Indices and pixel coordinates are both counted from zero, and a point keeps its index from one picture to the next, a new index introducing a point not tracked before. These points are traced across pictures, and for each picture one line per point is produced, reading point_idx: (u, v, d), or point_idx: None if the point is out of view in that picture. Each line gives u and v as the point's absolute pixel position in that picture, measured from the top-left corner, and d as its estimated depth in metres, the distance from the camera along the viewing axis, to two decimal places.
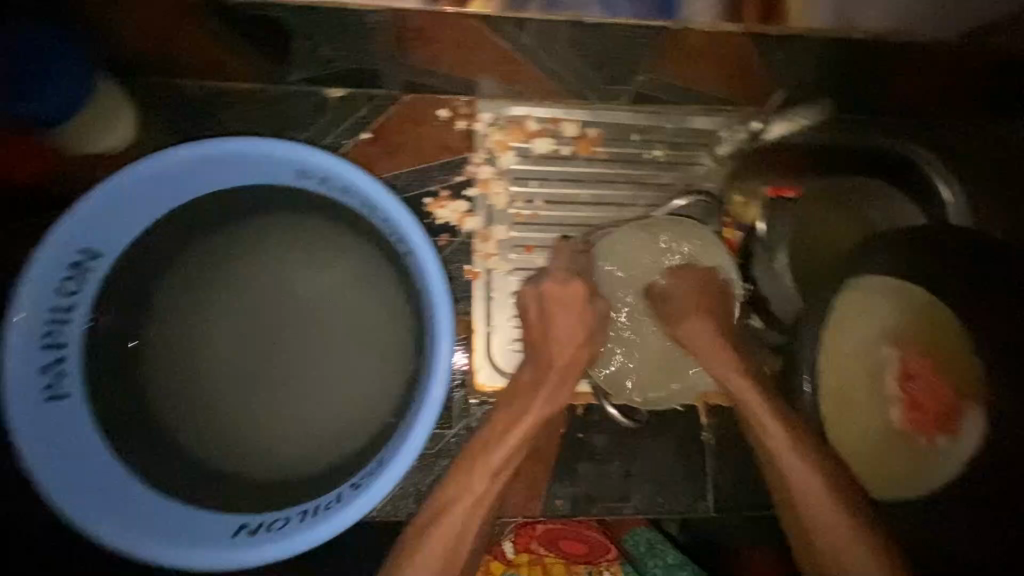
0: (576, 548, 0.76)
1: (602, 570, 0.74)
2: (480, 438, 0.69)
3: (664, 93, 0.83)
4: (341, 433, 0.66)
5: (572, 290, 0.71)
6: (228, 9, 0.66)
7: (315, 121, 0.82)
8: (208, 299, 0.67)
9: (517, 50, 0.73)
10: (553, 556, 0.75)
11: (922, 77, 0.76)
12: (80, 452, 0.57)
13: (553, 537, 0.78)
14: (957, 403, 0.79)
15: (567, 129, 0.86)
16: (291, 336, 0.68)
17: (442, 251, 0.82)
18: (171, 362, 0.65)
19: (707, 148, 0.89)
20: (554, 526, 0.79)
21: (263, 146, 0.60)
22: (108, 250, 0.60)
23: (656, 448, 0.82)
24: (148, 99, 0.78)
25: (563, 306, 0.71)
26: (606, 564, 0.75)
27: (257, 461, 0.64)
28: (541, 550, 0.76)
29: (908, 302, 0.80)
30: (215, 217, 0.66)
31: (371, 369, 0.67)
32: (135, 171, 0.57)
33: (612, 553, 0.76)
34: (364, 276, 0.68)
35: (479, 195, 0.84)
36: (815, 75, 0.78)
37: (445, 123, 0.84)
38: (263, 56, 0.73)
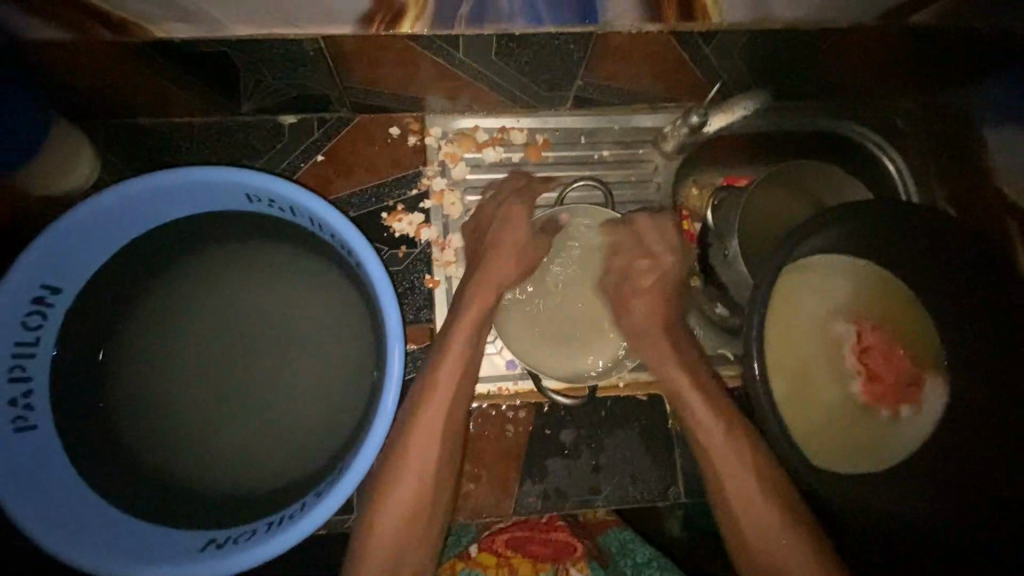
0: (543, 550, 0.73)
1: (567, 569, 0.71)
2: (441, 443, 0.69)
3: (603, 95, 0.87)
4: (310, 444, 0.68)
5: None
6: (164, 52, 0.67)
7: (272, 148, 0.85)
8: (175, 325, 0.70)
9: (452, 66, 0.75)
10: (519, 556, 0.72)
11: (848, 58, 0.79)
12: (50, 479, 0.60)
13: (520, 540, 0.75)
14: (917, 373, 0.81)
15: (516, 137, 0.89)
16: (257, 354, 0.70)
17: (402, 263, 0.84)
18: (140, 387, 0.68)
19: (654, 145, 0.92)
20: (521, 532, 0.76)
21: (210, 175, 0.63)
22: (68, 286, 0.63)
23: (626, 439, 0.80)
24: (112, 140, 0.83)
25: None
26: (572, 563, 0.72)
27: (227, 476, 0.67)
28: (508, 553, 0.73)
29: (860, 278, 0.83)
30: (173, 246, 0.69)
31: (333, 381, 0.69)
32: (86, 208, 0.60)
33: (578, 551, 0.73)
34: (322, 291, 0.70)
35: (434, 206, 0.86)
36: (747, 65, 0.81)
37: (397, 140, 0.87)
38: (213, 91, 0.77)
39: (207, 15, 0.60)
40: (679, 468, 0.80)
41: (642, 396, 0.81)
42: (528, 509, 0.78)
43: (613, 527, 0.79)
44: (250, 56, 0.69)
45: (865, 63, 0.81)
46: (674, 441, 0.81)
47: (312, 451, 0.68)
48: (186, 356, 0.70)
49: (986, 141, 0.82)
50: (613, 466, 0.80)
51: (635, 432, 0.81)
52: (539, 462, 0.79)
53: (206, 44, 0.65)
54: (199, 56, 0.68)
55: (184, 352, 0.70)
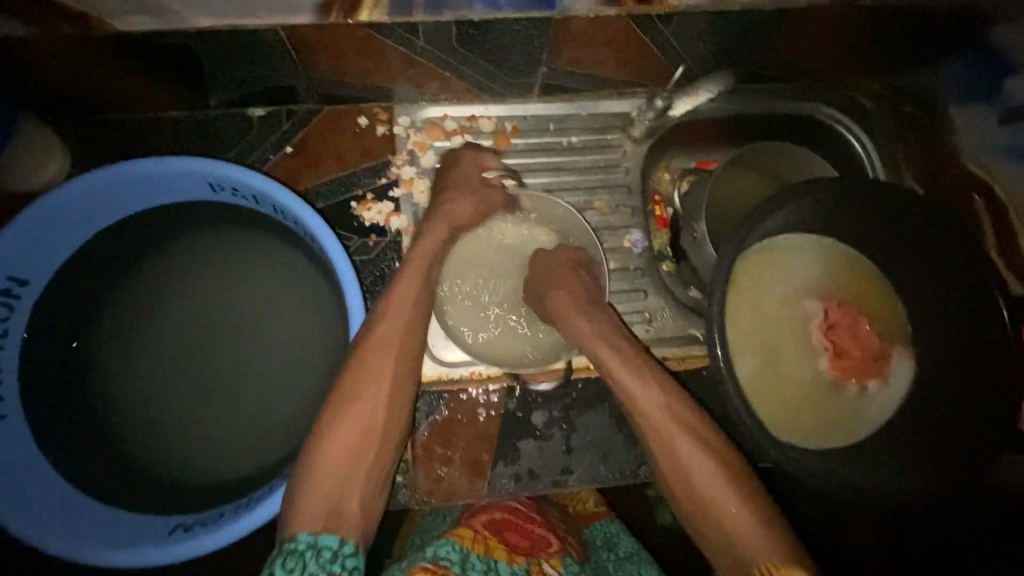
0: (520, 540, 0.68)
1: (541, 561, 0.65)
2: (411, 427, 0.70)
3: (570, 81, 0.87)
4: (280, 430, 0.69)
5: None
6: (128, 46, 0.67)
7: (243, 139, 0.86)
8: (146, 315, 0.71)
9: (416, 54, 0.76)
10: (496, 539, 0.67)
11: (809, 36, 0.80)
12: (18, 466, 0.61)
13: (499, 528, 0.70)
14: (884, 348, 0.83)
15: (484, 125, 0.90)
16: (227, 343, 0.71)
17: (373, 251, 0.85)
18: (111, 376, 0.69)
19: (623, 130, 0.93)
20: (501, 520, 0.71)
21: (170, 165, 0.63)
22: (35, 277, 0.64)
23: (597, 419, 0.81)
24: (80, 134, 0.83)
25: None
26: (546, 557, 0.66)
27: (198, 462, 0.68)
28: (484, 531, 0.68)
29: (826, 257, 0.85)
30: (140, 237, 0.70)
31: (301, 367, 0.70)
32: (46, 199, 0.60)
33: (553, 548, 0.69)
34: (289, 279, 0.71)
35: (404, 195, 0.87)
36: (710, 47, 0.82)
37: (365, 130, 0.88)
38: (179, 84, 0.77)
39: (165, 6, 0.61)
40: (651, 447, 0.81)
41: None
42: (502, 491, 0.79)
43: (606, 520, 0.81)
44: (212, 48, 0.70)
45: (826, 43, 0.82)
46: None
47: (283, 437, 0.69)
48: (157, 346, 0.70)
49: None
50: (584, 446, 0.81)
51: (607, 412, 0.82)
52: (511, 443, 0.80)
53: (166, 36, 0.66)
54: (159, 48, 0.68)
55: (154, 341, 0.70)
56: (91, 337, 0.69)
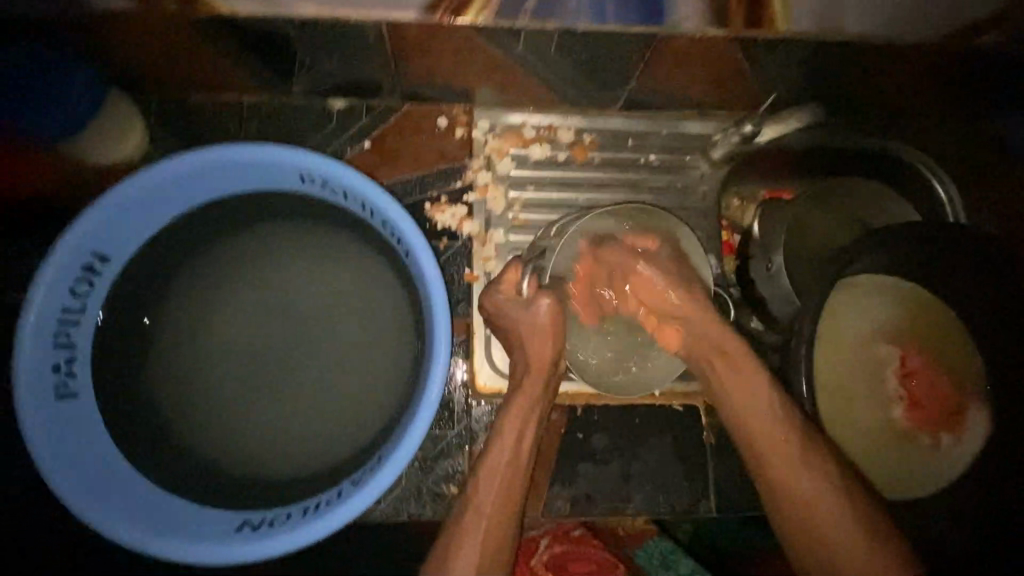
0: (585, 569, 0.73)
1: None
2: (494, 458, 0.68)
3: (655, 99, 0.85)
4: (347, 430, 0.67)
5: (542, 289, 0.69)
6: (228, 28, 0.66)
7: (320, 131, 0.85)
8: (219, 300, 0.69)
9: (510, 60, 0.75)
10: None
11: (913, 74, 0.78)
12: (86, 447, 0.60)
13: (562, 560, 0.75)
14: (960, 401, 0.80)
15: (563, 135, 0.88)
16: (298, 337, 0.70)
17: (442, 255, 0.84)
18: (180, 361, 0.68)
19: (702, 152, 0.91)
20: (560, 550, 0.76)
21: (265, 153, 0.62)
22: (118, 254, 0.63)
23: (658, 446, 0.79)
24: (160, 113, 0.83)
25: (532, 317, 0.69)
26: None
27: (262, 457, 0.67)
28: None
29: (906, 299, 0.82)
30: (221, 221, 0.68)
31: (372, 369, 0.68)
32: (140, 177, 0.59)
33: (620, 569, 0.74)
34: (367, 277, 0.69)
35: (478, 200, 0.85)
36: (807, 77, 0.79)
37: (444, 131, 0.86)
38: (267, 69, 0.76)
39: None
40: (712, 481, 0.79)
41: (677, 404, 0.80)
42: (557, 513, 0.77)
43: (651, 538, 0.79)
44: (311, 37, 0.68)
45: (929, 83, 0.79)
46: (708, 454, 0.80)
47: (349, 439, 0.67)
48: (227, 332, 0.69)
49: None
50: (644, 475, 0.78)
51: (669, 440, 0.79)
52: (570, 464, 0.78)
53: (269, 21, 0.65)
54: (258, 33, 0.67)
55: (225, 327, 0.69)
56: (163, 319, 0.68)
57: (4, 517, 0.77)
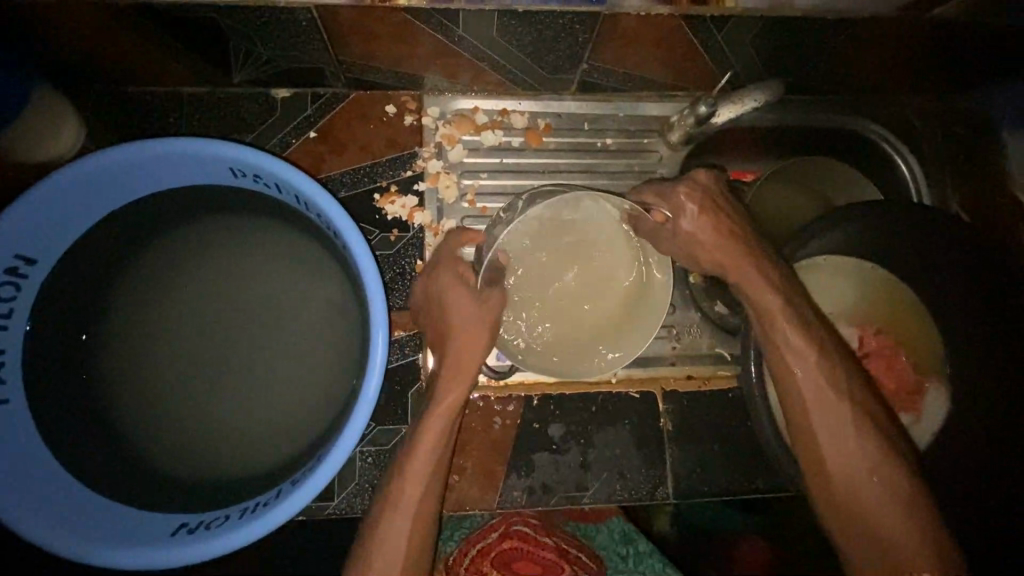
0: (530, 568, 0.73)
1: None
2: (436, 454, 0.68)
3: (609, 81, 0.83)
4: (294, 428, 0.67)
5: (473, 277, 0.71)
6: (153, 12, 0.64)
7: (264, 122, 0.82)
8: (160, 297, 0.68)
9: (453, 43, 0.72)
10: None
11: (870, 48, 0.76)
12: (19, 455, 0.59)
13: (506, 559, 0.74)
14: (921, 381, 0.79)
15: (516, 120, 0.86)
16: (243, 335, 0.69)
17: (394, 246, 0.82)
18: (122, 364, 0.67)
19: (661, 134, 0.89)
20: (504, 549, 0.74)
21: (189, 147, 0.60)
22: (44, 257, 0.61)
23: (615, 435, 0.79)
24: (96, 107, 0.80)
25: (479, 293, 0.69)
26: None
27: (208, 459, 0.66)
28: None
29: (865, 279, 0.81)
30: (157, 220, 0.67)
31: (317, 366, 0.67)
32: (62, 177, 0.58)
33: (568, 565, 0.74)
34: (310, 272, 0.68)
35: (429, 189, 0.83)
36: (761, 53, 0.77)
37: (392, 118, 0.84)
38: (201, 58, 0.74)
39: None
40: (669, 467, 0.79)
41: (634, 392, 0.79)
42: (514, 503, 0.77)
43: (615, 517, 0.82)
44: (239, 24, 0.66)
45: (883, 57, 0.78)
46: (665, 441, 0.79)
47: (297, 436, 0.66)
48: (171, 332, 0.68)
49: (1001, 143, 0.79)
50: (602, 464, 0.78)
51: (627, 429, 0.79)
52: (526, 455, 0.77)
53: (190, 6, 0.63)
54: (186, 19, 0.65)
55: (168, 327, 0.68)
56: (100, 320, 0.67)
57: None
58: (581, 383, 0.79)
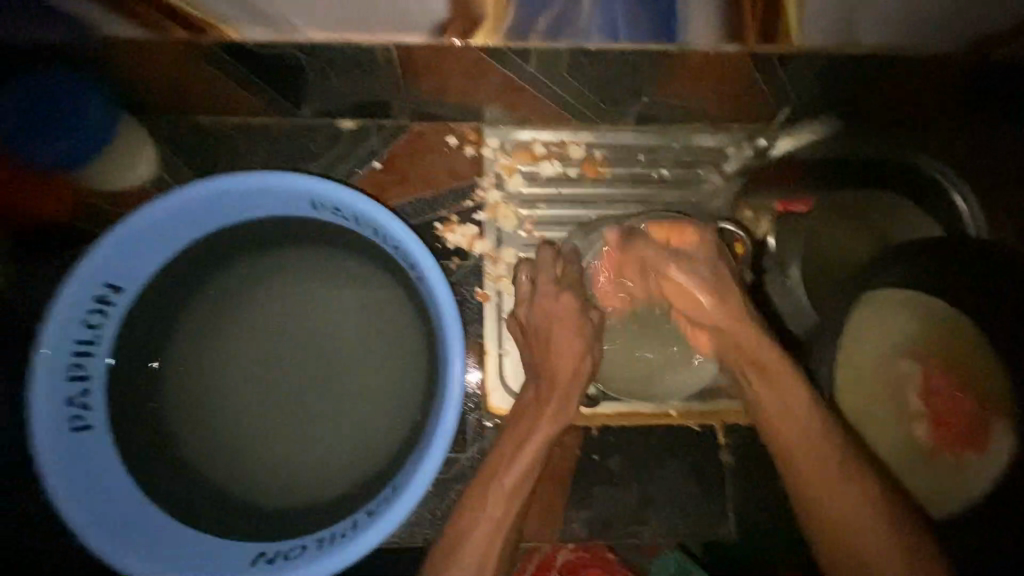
0: None
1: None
2: (501, 488, 0.65)
3: (667, 114, 0.84)
4: (361, 456, 0.67)
5: (563, 301, 0.70)
6: (238, 50, 0.66)
7: (330, 152, 0.84)
8: (231, 325, 0.69)
9: (520, 79, 0.74)
10: None
11: (932, 82, 0.76)
12: (102, 480, 0.60)
13: None
14: (988, 419, 0.76)
15: (573, 151, 0.87)
16: (311, 363, 0.70)
17: (453, 275, 0.83)
18: (195, 390, 0.68)
19: (715, 166, 0.90)
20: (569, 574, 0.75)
21: (272, 181, 0.62)
22: (129, 284, 0.63)
23: (675, 468, 0.78)
24: (169, 137, 0.83)
25: (561, 323, 0.70)
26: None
27: (277, 487, 0.66)
28: None
29: (929, 313, 0.79)
30: (232, 249, 0.68)
31: (384, 396, 0.68)
32: (152, 210, 0.59)
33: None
34: (379, 300, 0.69)
35: (489, 218, 0.84)
36: (821, 89, 0.78)
37: (453, 149, 0.86)
38: (275, 91, 0.76)
39: (281, 16, 0.61)
40: (730, 502, 0.78)
41: (694, 425, 0.79)
42: (574, 536, 0.76)
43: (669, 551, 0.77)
44: (319, 60, 0.69)
45: (946, 92, 0.78)
46: (726, 475, 0.78)
47: (364, 464, 0.67)
48: (240, 358, 0.69)
49: None
50: (662, 497, 0.77)
51: (687, 462, 0.78)
52: (585, 488, 0.77)
53: (276, 45, 0.65)
54: (270, 56, 0.68)
55: (238, 352, 0.69)
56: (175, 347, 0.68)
57: (41, 548, 0.78)
58: (641, 415, 0.78)
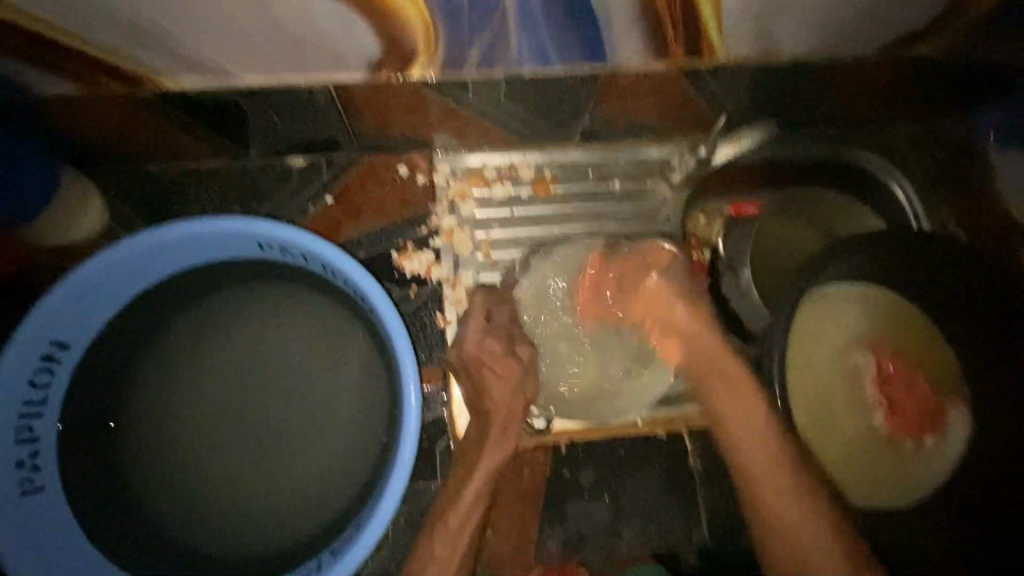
0: None
1: None
2: None
3: (611, 130, 0.87)
4: (329, 493, 0.66)
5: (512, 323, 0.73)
6: (177, 97, 0.67)
7: (281, 190, 0.85)
8: (187, 371, 0.69)
9: (462, 108, 0.76)
10: None
11: (855, 84, 0.80)
12: (55, 544, 0.58)
13: None
14: (941, 403, 0.80)
15: (523, 172, 0.89)
16: (271, 404, 0.69)
17: (413, 302, 0.84)
18: (154, 441, 0.67)
19: (662, 176, 0.92)
20: None
21: (217, 226, 0.62)
22: (77, 340, 0.62)
23: (646, 477, 0.79)
24: (117, 188, 0.83)
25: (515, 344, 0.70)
26: None
27: (244, 532, 0.66)
28: None
29: (874, 305, 0.83)
30: (183, 295, 0.68)
31: (346, 431, 0.68)
32: (94, 263, 0.59)
33: None
34: (336, 335, 0.69)
35: (444, 244, 0.85)
36: (754, 98, 0.82)
37: (405, 179, 0.87)
38: (220, 135, 0.77)
39: (215, 61, 0.62)
40: (702, 507, 0.78)
41: (661, 432, 0.80)
42: (549, 555, 0.76)
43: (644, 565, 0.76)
44: (260, 101, 0.70)
45: (870, 91, 0.82)
46: (696, 480, 0.79)
47: (332, 501, 0.66)
48: (199, 403, 0.69)
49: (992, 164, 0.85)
50: (635, 508, 0.77)
51: (657, 469, 0.79)
52: (558, 504, 0.77)
53: (214, 90, 0.67)
54: (211, 101, 0.69)
55: (196, 397, 0.69)
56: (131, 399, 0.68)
57: None
58: (607, 427, 0.79)
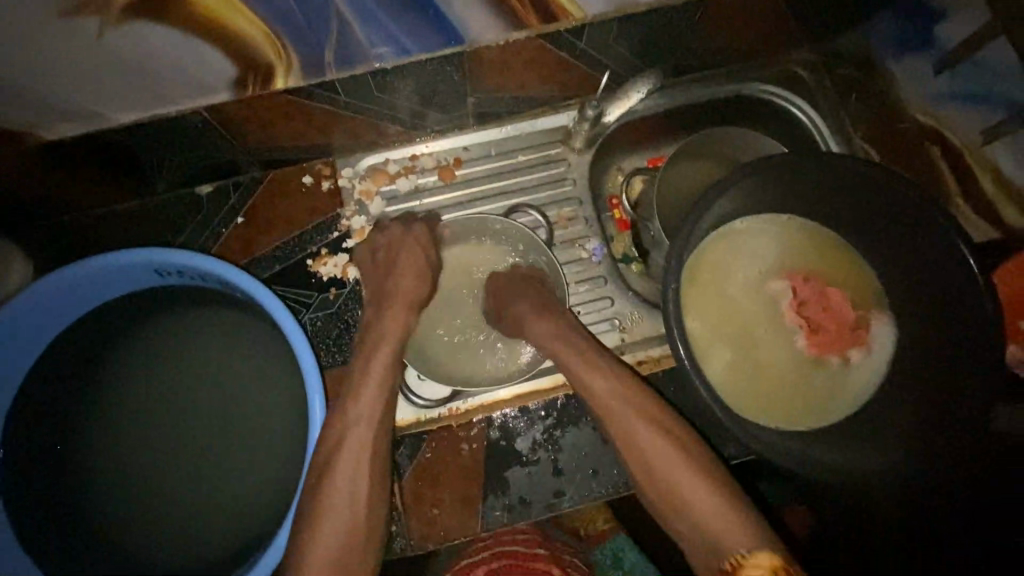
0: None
1: None
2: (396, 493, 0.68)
3: (501, 106, 0.88)
4: (271, 473, 0.77)
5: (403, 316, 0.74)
6: (61, 146, 0.70)
7: (195, 218, 0.88)
8: (134, 389, 0.79)
9: (343, 109, 0.78)
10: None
11: (727, 19, 0.80)
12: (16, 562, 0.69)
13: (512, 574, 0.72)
14: (858, 316, 0.81)
15: (426, 162, 0.91)
16: (212, 409, 0.79)
17: (334, 305, 0.86)
18: (112, 455, 0.79)
19: (563, 143, 0.94)
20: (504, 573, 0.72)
21: (117, 264, 0.69)
22: (5, 387, 0.71)
23: (580, 435, 0.81)
24: (40, 243, 0.86)
25: None
26: None
27: (207, 520, 0.78)
28: None
29: (784, 232, 0.83)
30: (117, 324, 0.78)
31: (278, 423, 0.77)
32: (7, 313, 0.66)
33: None
34: (257, 338, 0.78)
35: (358, 244, 0.88)
36: (633, 50, 0.82)
37: (311, 188, 0.90)
38: (119, 177, 0.80)
39: (79, 106, 0.65)
40: None
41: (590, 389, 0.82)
42: (496, 523, 0.78)
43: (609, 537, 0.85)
44: (141, 137, 0.72)
45: (745, 23, 0.82)
46: None
47: (274, 481, 0.77)
48: (148, 409, 0.79)
49: None
50: (573, 466, 0.80)
51: (591, 425, 0.81)
52: (498, 474, 0.80)
53: (98, 134, 0.70)
54: (101, 144, 0.72)
55: (143, 405, 0.79)
56: (83, 417, 0.78)
57: None
58: (539, 389, 0.82)
